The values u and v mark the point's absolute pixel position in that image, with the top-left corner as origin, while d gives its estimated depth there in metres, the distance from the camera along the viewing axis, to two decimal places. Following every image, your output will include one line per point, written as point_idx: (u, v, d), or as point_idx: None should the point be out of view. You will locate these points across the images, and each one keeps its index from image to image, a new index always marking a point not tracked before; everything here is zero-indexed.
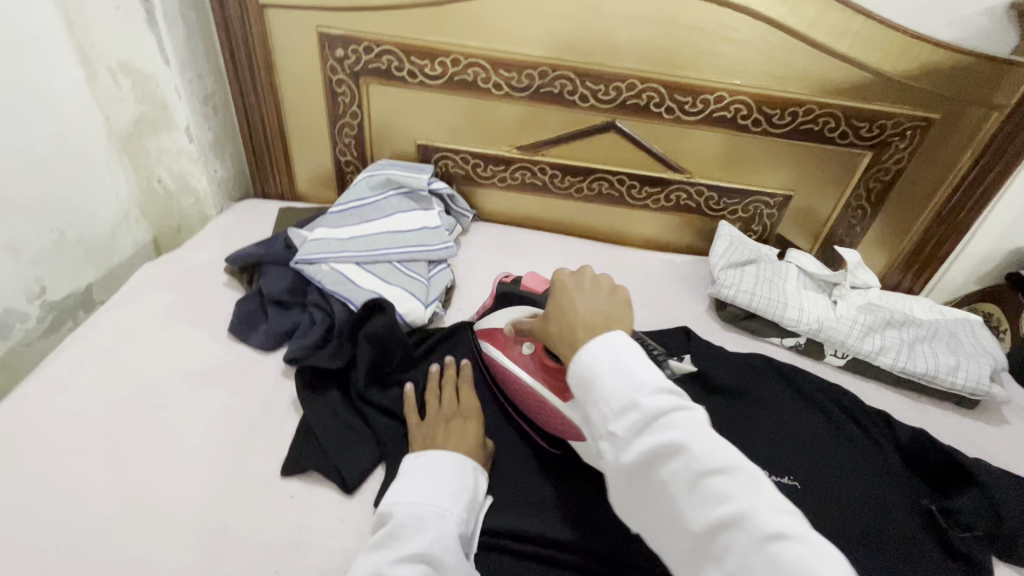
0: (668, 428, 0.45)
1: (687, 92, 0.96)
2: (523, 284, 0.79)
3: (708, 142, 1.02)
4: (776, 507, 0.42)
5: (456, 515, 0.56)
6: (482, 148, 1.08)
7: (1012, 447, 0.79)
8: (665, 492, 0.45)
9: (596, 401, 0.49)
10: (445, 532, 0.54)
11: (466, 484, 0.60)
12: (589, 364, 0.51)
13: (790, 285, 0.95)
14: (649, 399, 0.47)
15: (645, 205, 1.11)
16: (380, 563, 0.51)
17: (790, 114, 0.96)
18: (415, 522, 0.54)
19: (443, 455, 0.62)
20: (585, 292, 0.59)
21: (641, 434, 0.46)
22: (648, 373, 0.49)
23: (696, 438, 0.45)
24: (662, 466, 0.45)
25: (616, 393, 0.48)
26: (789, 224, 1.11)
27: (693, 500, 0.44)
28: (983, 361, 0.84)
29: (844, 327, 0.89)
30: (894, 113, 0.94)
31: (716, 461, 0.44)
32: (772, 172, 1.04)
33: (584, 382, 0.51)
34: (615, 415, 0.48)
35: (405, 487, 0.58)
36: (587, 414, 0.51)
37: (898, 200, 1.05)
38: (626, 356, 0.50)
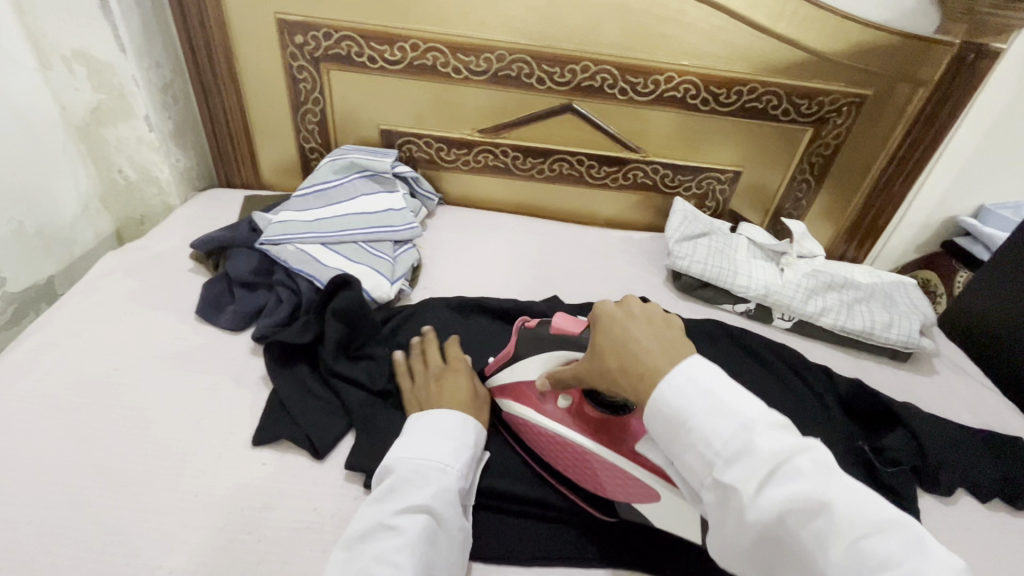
0: (798, 476, 0.42)
1: (639, 74, 1.00)
2: (554, 328, 0.67)
3: (661, 121, 1.06)
4: (943, 567, 0.38)
5: (457, 470, 0.59)
6: (445, 132, 1.11)
7: (940, 394, 0.87)
8: (806, 552, 0.41)
9: (699, 445, 0.46)
10: (444, 485, 0.57)
11: (468, 441, 0.63)
12: (680, 405, 0.48)
13: (740, 255, 1.01)
14: (765, 441, 0.44)
15: (605, 185, 1.15)
16: (382, 513, 0.54)
17: (736, 93, 1.01)
18: (417, 475, 0.57)
19: (444, 414, 0.64)
20: (639, 322, 0.55)
21: (765, 483, 0.42)
22: (749, 409, 0.46)
23: (829, 487, 0.41)
24: (799, 522, 0.41)
25: (722, 436, 0.45)
26: (741, 199, 1.17)
27: (847, 562, 0.39)
28: (914, 317, 0.91)
29: (789, 291, 0.95)
30: (831, 90, 1.00)
31: (864, 515, 0.40)
32: (722, 150, 1.10)
33: (678, 423, 0.47)
34: (728, 461, 0.44)
35: (409, 442, 0.61)
36: (685, 460, 0.47)
37: (839, 173, 1.12)
38: (719, 390, 0.47)
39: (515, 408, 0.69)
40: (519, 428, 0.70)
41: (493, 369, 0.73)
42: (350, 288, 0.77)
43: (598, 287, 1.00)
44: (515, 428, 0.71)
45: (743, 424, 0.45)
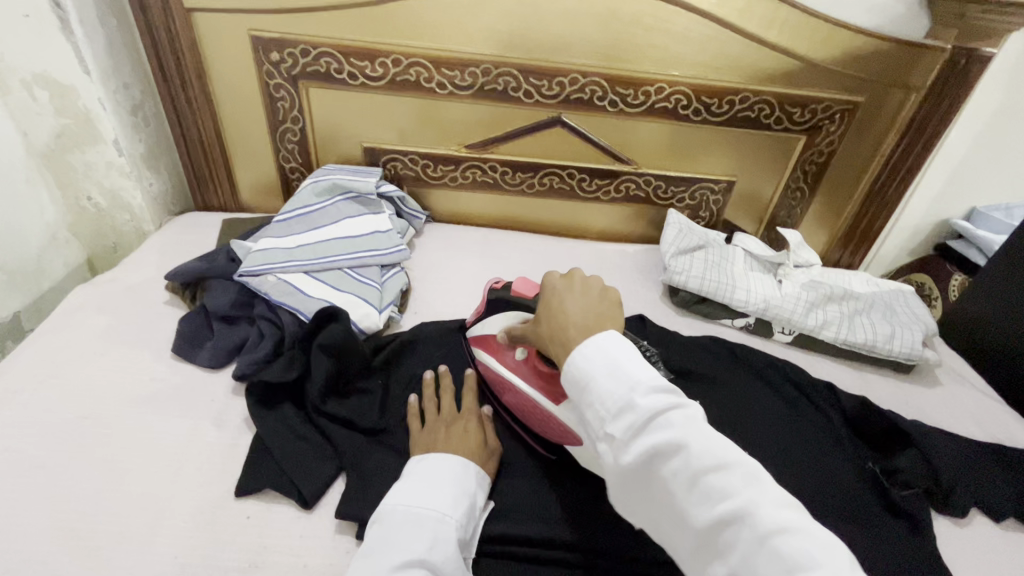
0: (668, 427, 0.45)
1: (629, 85, 0.97)
2: (514, 290, 0.70)
3: (653, 133, 1.04)
4: (777, 502, 0.43)
5: (456, 519, 0.56)
6: (430, 149, 1.07)
7: (946, 406, 0.85)
8: (668, 491, 0.45)
9: (590, 402, 0.49)
10: (444, 536, 0.54)
11: (468, 487, 0.60)
12: (583, 366, 0.51)
13: (738, 268, 0.99)
14: (645, 399, 0.47)
15: (596, 198, 1.13)
16: (377, 570, 0.50)
17: (727, 102, 0.99)
18: (414, 526, 0.54)
19: (445, 458, 0.61)
20: (574, 292, 0.59)
21: (640, 434, 0.46)
22: (639, 371, 0.49)
23: (696, 437, 0.45)
24: (663, 465, 0.45)
25: (610, 394, 0.48)
26: (734, 209, 1.15)
27: (698, 498, 0.44)
28: (916, 328, 0.89)
29: (789, 304, 0.93)
30: (824, 97, 0.99)
31: (716, 457, 0.44)
32: (715, 159, 1.08)
33: (577, 382, 0.50)
34: (612, 416, 0.47)
35: (405, 489, 0.57)
36: (581, 413, 0.51)
37: (832, 180, 1.11)
38: (621, 355, 0.50)
39: (478, 355, 0.75)
40: (483, 376, 0.76)
41: (469, 323, 0.78)
42: (338, 322, 0.73)
43: None
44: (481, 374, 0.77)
45: (631, 386, 0.47)
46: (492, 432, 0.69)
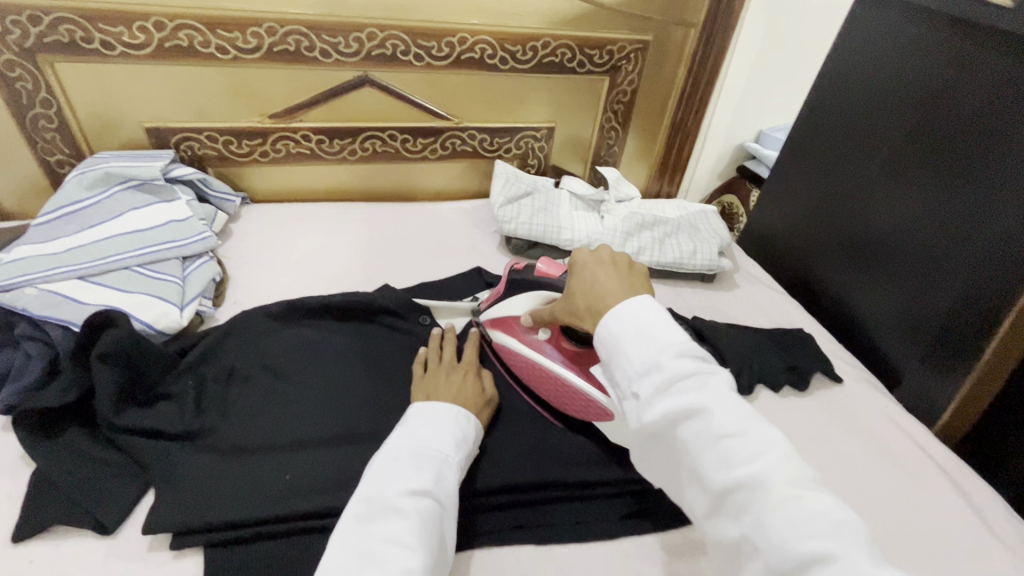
0: (693, 387, 0.48)
1: (430, 37, 0.95)
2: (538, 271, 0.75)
3: (466, 85, 1.03)
4: (796, 480, 0.43)
5: (458, 461, 0.59)
6: (228, 122, 0.97)
7: (740, 305, 0.99)
8: (687, 452, 0.47)
9: (619, 360, 0.52)
10: (446, 472, 0.57)
11: (467, 432, 0.62)
12: (614, 329, 0.53)
13: (562, 210, 1.04)
14: (673, 362, 0.49)
15: (424, 157, 1.11)
16: (388, 494, 0.52)
17: (530, 49, 1.02)
18: (420, 461, 0.56)
19: (445, 405, 0.63)
20: (604, 265, 0.59)
21: (664, 393, 0.48)
22: (669, 332, 0.51)
23: (717, 404, 0.46)
24: (681, 425, 0.47)
25: (638, 355, 0.50)
26: (560, 154, 1.20)
27: (715, 459, 0.45)
28: (713, 242, 1.01)
29: (609, 237, 1.00)
30: (616, 39, 1.05)
31: (735, 424, 0.45)
32: (532, 107, 1.10)
33: (607, 343, 0.53)
34: (638, 373, 0.50)
35: (409, 431, 0.59)
36: (609, 369, 0.54)
37: (640, 118, 1.20)
38: (649, 314, 0.52)
39: (499, 337, 0.76)
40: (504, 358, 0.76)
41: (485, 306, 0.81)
42: (116, 327, 0.65)
43: (433, 264, 0.97)
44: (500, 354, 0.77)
45: (661, 346, 0.50)
46: (489, 382, 0.72)
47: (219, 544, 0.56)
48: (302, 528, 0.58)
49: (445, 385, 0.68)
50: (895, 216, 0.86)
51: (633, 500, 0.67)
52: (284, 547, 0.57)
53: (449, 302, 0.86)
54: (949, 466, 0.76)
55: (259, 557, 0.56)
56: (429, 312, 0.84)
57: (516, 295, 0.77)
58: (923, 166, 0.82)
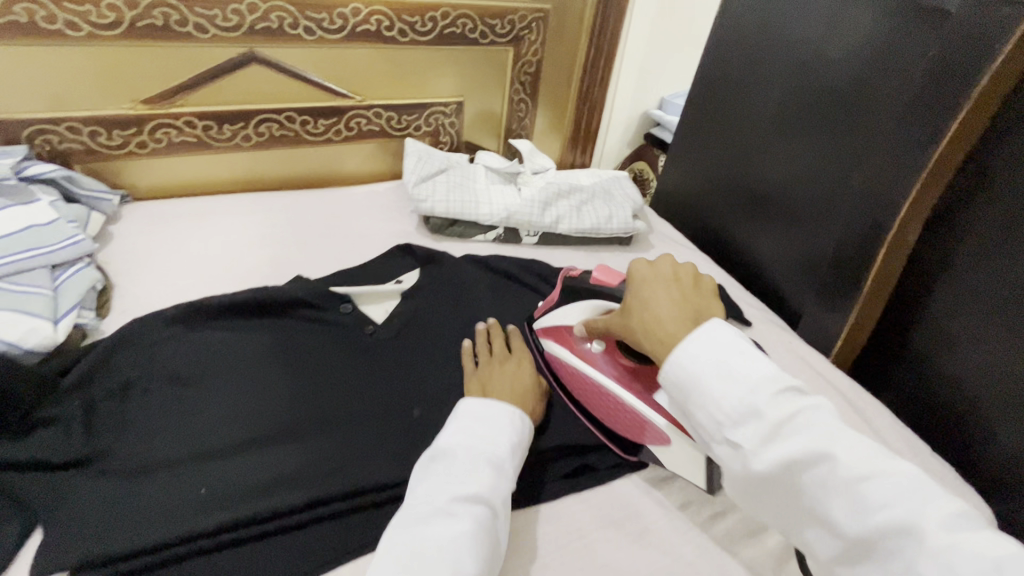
0: (805, 429, 0.44)
1: (319, 8, 0.89)
2: (594, 278, 0.70)
3: (365, 60, 0.98)
4: (948, 518, 0.39)
5: (511, 466, 0.57)
6: (93, 110, 0.86)
7: None
8: (809, 498, 0.44)
9: (705, 407, 0.48)
10: (501, 477, 0.55)
11: (524, 436, 0.60)
12: (684, 369, 0.50)
13: (479, 185, 1.03)
14: (771, 404, 0.45)
15: (328, 139, 1.04)
16: (440, 499, 0.51)
17: (430, 19, 0.98)
18: (475, 466, 0.54)
19: (505, 408, 0.61)
20: (666, 285, 0.58)
21: (772, 439, 0.45)
22: (757, 370, 0.47)
23: (834, 438, 0.44)
24: (801, 471, 0.44)
25: (728, 397, 0.47)
26: (472, 129, 1.18)
27: (845, 501, 0.42)
28: (627, 206, 1.05)
29: (527, 209, 1.00)
30: (516, 8, 1.04)
31: (864, 466, 0.42)
32: (438, 81, 1.07)
33: (684, 383, 0.50)
34: (735, 420, 0.46)
35: (463, 431, 0.58)
36: (690, 415, 0.50)
37: (547, 89, 1.20)
38: (729, 353, 0.49)
39: (551, 346, 0.72)
40: (555, 368, 0.72)
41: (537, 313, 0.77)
42: None
43: (351, 250, 0.93)
44: (551, 368, 0.74)
45: (755, 389, 0.46)
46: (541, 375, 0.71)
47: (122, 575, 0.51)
48: (211, 546, 0.53)
49: (499, 377, 0.67)
50: (811, 180, 0.89)
51: (573, 460, 0.66)
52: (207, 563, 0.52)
53: (371, 287, 0.82)
54: (844, 387, 0.83)
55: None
56: (349, 299, 0.80)
57: (574, 303, 0.73)
58: (805, 115, 0.88)
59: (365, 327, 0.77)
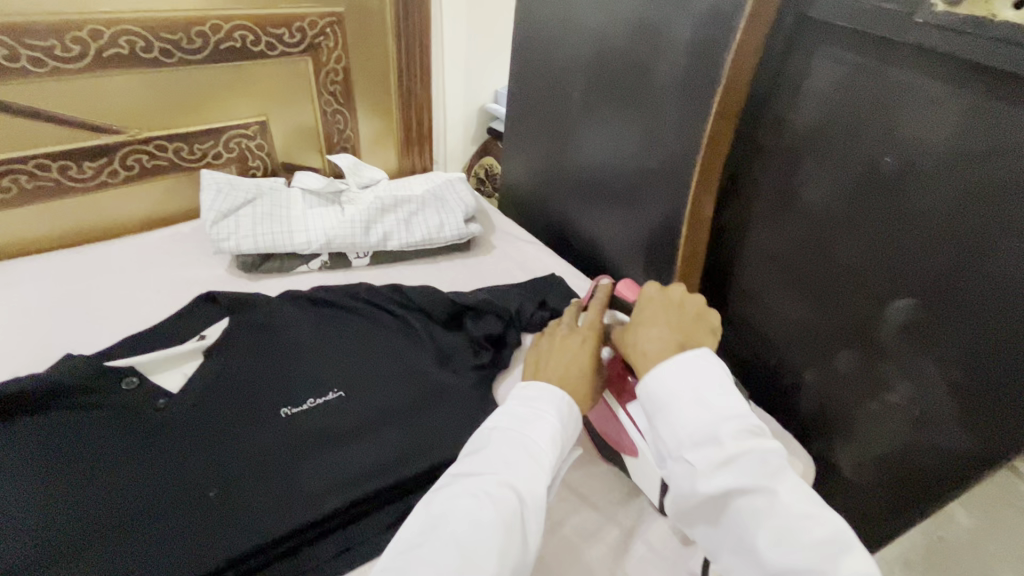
0: (755, 467, 0.45)
1: (43, 34, 0.76)
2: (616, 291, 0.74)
3: (126, 88, 0.85)
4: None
5: (553, 458, 0.54)
6: None
7: (495, 264, 1.01)
8: (738, 526, 0.45)
9: (672, 424, 0.50)
10: (535, 466, 0.52)
11: (569, 425, 0.57)
12: (666, 389, 0.51)
13: (294, 211, 0.94)
14: (734, 437, 0.47)
15: (104, 183, 0.90)
16: (471, 484, 0.50)
17: (198, 35, 0.87)
18: (510, 455, 0.52)
19: (550, 390, 0.58)
20: (668, 309, 0.59)
21: (720, 466, 0.46)
22: (733, 404, 0.49)
23: (779, 487, 0.45)
24: (739, 501, 0.45)
25: (694, 423, 0.48)
26: (287, 148, 1.08)
27: (773, 540, 0.43)
28: (458, 211, 1.01)
29: (349, 229, 0.93)
30: (303, 14, 0.96)
31: (801, 509, 0.44)
32: (228, 103, 0.96)
33: (661, 400, 0.51)
34: (695, 443, 0.48)
35: (508, 417, 0.56)
36: (654, 428, 0.52)
37: (365, 97, 1.13)
38: (715, 383, 0.50)
39: None
40: None
41: None
42: None
43: (144, 309, 0.81)
44: None
45: (723, 423, 0.47)
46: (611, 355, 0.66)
47: None
48: None
49: (559, 350, 0.64)
50: (621, 163, 0.90)
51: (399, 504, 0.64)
52: None
53: (164, 351, 0.72)
54: None
55: None
56: (135, 370, 0.70)
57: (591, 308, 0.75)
58: (605, 101, 0.89)
59: (156, 401, 0.67)
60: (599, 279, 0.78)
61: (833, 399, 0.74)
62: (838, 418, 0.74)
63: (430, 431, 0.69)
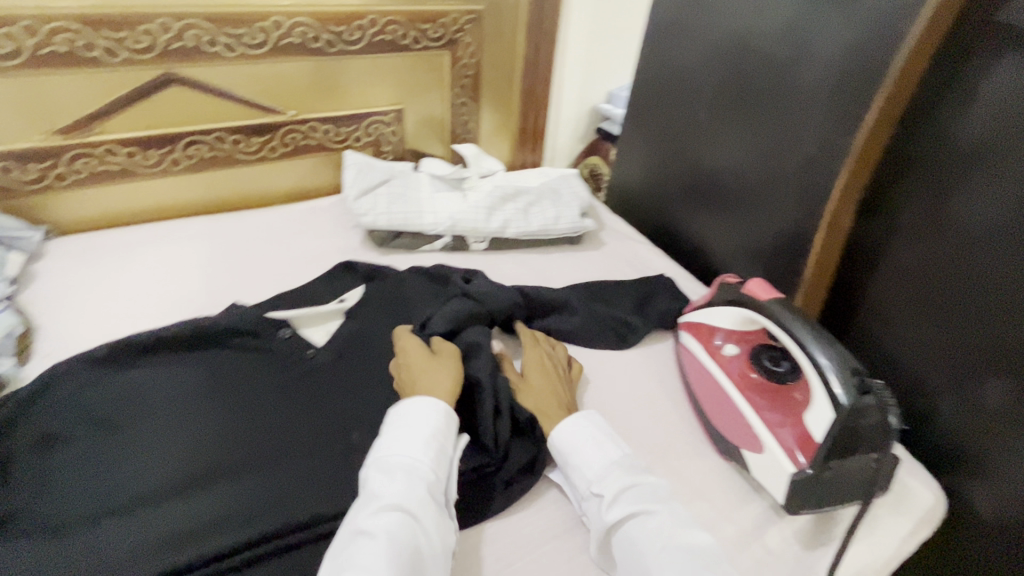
0: (643, 494, 0.56)
1: (237, 23, 0.87)
2: (744, 287, 0.71)
3: (293, 74, 0.96)
4: None
5: (432, 469, 0.56)
6: (3, 146, 0.82)
7: (605, 260, 1.02)
8: (631, 548, 0.52)
9: (579, 467, 0.60)
10: (418, 482, 0.54)
11: (444, 434, 0.59)
12: (569, 437, 0.62)
13: (423, 193, 1.01)
14: (625, 473, 0.58)
15: (264, 157, 1.01)
16: (358, 518, 0.51)
17: (357, 28, 0.96)
18: (390, 477, 0.54)
19: (414, 405, 0.60)
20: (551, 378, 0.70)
21: (616, 495, 0.56)
22: (621, 449, 0.61)
23: (663, 507, 0.55)
24: (633, 525, 0.54)
25: (594, 462, 0.59)
26: (416, 136, 1.15)
27: (664, 553, 0.51)
28: (573, 205, 1.04)
29: (472, 214, 0.98)
30: (447, 11, 1.03)
31: (682, 529, 0.53)
32: (373, 91, 1.05)
33: (565, 448, 0.62)
34: (598, 479, 0.58)
35: (383, 442, 0.58)
36: (567, 477, 0.62)
37: (490, 92, 1.19)
38: (598, 430, 0.63)
39: (685, 337, 0.79)
40: (685, 360, 0.78)
41: (686, 310, 0.83)
42: None
43: (292, 270, 0.90)
44: (682, 361, 0.79)
45: (616, 460, 0.59)
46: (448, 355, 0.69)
47: None
48: None
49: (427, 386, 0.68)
50: (750, 169, 0.88)
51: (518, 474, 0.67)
52: None
53: (312, 308, 0.80)
54: None
55: None
56: (288, 323, 0.77)
57: (718, 303, 0.76)
58: (737, 106, 0.89)
59: (305, 351, 0.75)
60: (724, 277, 0.78)
61: (974, 431, 0.69)
62: (979, 454, 0.69)
63: None
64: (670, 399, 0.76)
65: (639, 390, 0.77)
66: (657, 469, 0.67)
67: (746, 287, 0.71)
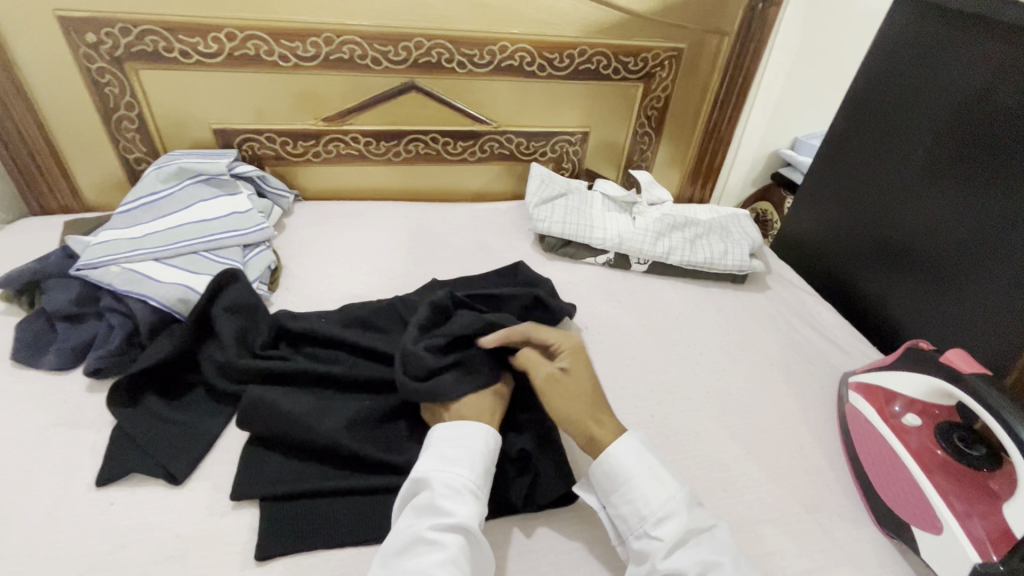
0: (704, 543, 0.55)
1: (472, 46, 1.02)
2: (942, 357, 0.65)
3: (504, 90, 1.09)
4: None
5: (485, 492, 0.58)
6: (286, 125, 1.05)
7: (767, 304, 1.00)
8: None
9: (633, 498, 0.57)
10: (477, 504, 0.56)
11: (493, 459, 0.61)
12: (624, 466, 0.58)
13: (595, 210, 1.08)
14: (687, 514, 0.56)
15: (463, 159, 1.17)
16: (421, 528, 0.53)
17: (568, 56, 1.07)
18: (453, 495, 0.55)
19: (470, 427, 0.61)
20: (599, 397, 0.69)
21: (679, 537, 0.54)
22: (676, 487, 0.58)
23: (730, 561, 0.53)
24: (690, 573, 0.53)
25: (654, 498, 0.56)
26: (594, 158, 1.24)
27: None
28: (744, 244, 1.03)
29: (640, 237, 1.02)
30: (651, 47, 1.10)
31: None
32: (567, 113, 1.15)
33: (621, 473, 0.58)
34: (658, 520, 0.55)
35: (437, 455, 0.59)
36: (610, 502, 0.59)
37: (673, 125, 1.23)
38: (655, 463, 0.59)
39: (856, 398, 0.74)
40: (851, 421, 0.74)
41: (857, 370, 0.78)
42: (237, 283, 0.79)
43: (471, 258, 1.02)
44: (846, 420, 0.75)
45: (673, 499, 0.57)
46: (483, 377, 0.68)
47: (270, 498, 0.60)
48: (331, 491, 0.61)
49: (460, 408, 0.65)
50: (960, 241, 0.81)
51: None
52: (323, 505, 0.61)
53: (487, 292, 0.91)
54: None
55: (306, 512, 0.60)
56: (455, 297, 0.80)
57: (902, 369, 0.71)
58: (962, 171, 0.81)
59: None
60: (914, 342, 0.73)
61: None
62: None
63: (690, 432, 0.73)
64: (825, 455, 0.72)
65: (792, 438, 0.74)
66: (803, 521, 0.64)
67: (944, 358, 0.65)
